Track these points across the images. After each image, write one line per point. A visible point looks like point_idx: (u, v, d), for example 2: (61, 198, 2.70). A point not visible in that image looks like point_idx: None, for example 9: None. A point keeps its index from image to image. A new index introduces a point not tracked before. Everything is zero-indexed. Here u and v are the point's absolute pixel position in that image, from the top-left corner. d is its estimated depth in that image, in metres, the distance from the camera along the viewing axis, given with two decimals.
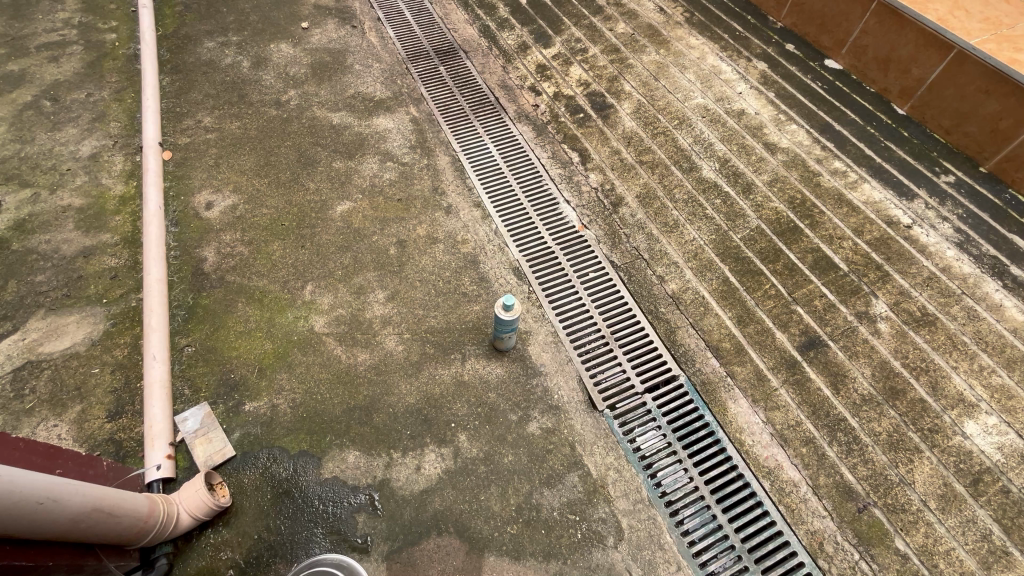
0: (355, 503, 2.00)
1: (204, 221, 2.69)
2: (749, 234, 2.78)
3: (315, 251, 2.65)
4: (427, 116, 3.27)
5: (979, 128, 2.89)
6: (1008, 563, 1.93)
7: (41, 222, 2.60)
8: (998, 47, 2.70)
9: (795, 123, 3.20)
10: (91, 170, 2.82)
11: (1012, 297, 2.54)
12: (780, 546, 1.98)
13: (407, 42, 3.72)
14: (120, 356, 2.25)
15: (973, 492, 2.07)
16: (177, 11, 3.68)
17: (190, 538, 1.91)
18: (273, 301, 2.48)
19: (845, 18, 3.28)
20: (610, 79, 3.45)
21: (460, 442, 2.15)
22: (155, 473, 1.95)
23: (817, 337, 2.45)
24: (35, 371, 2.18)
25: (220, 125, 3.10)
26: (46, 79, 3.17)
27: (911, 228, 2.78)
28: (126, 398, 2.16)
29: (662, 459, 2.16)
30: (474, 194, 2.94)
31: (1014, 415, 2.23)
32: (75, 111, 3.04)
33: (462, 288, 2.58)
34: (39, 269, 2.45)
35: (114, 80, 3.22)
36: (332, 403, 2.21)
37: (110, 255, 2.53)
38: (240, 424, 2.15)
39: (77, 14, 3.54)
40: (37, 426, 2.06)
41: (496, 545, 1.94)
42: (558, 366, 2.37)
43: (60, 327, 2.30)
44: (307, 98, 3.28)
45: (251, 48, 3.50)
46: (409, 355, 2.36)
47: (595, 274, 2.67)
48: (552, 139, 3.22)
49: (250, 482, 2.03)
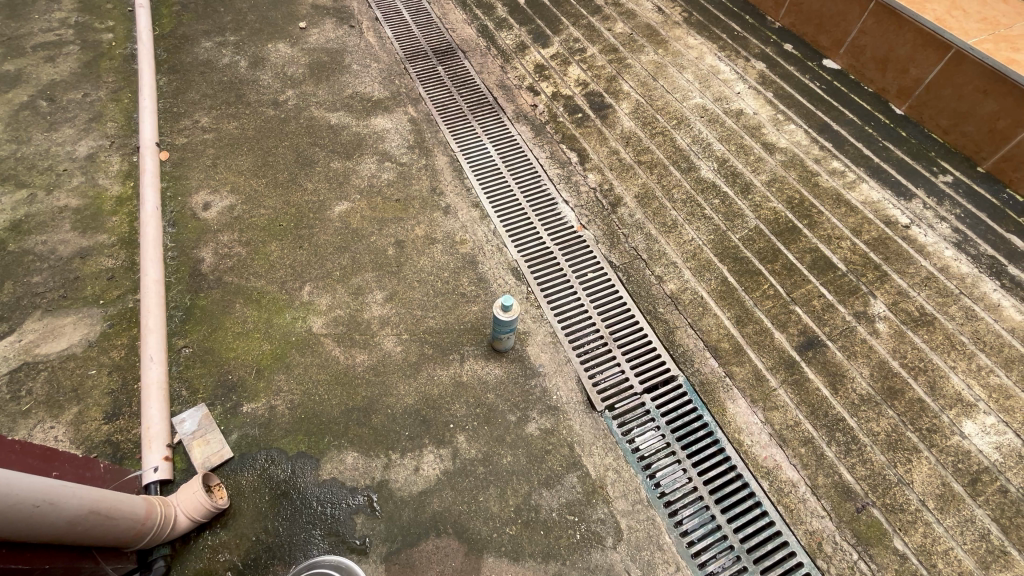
0: (354, 504, 2.00)
1: (201, 222, 2.68)
2: (748, 234, 2.78)
3: (313, 251, 2.64)
4: (426, 116, 3.27)
5: (977, 128, 2.89)
6: (1006, 562, 1.93)
7: (38, 222, 2.59)
8: (997, 46, 2.70)
9: (793, 123, 3.20)
10: (88, 171, 2.81)
11: (1010, 297, 2.55)
12: (779, 546, 1.98)
13: (405, 42, 3.71)
14: (117, 358, 2.24)
15: (971, 492, 2.07)
16: (175, 11, 3.67)
17: (188, 540, 1.90)
18: (271, 302, 2.47)
19: (843, 18, 3.28)
20: (609, 79, 3.45)
21: (458, 442, 2.15)
22: (152, 475, 1.94)
23: (815, 337, 2.45)
24: (31, 372, 2.17)
25: (218, 125, 3.09)
26: (43, 79, 3.16)
27: (909, 228, 2.78)
28: (124, 399, 2.15)
29: (661, 459, 2.16)
30: (472, 194, 2.94)
31: (1012, 414, 2.23)
32: (72, 111, 3.03)
33: (461, 288, 2.58)
34: (35, 270, 2.44)
35: (111, 81, 3.20)
36: (330, 404, 2.21)
37: (107, 255, 2.52)
38: (238, 425, 2.14)
39: (74, 14, 3.53)
40: (34, 427, 2.05)
41: (495, 546, 1.94)
42: (557, 367, 2.37)
43: (57, 328, 2.29)
44: (305, 98, 3.27)
45: (249, 48, 3.49)
46: (408, 356, 2.35)
47: (593, 274, 2.66)
48: (551, 139, 3.21)
49: (248, 484, 2.02)
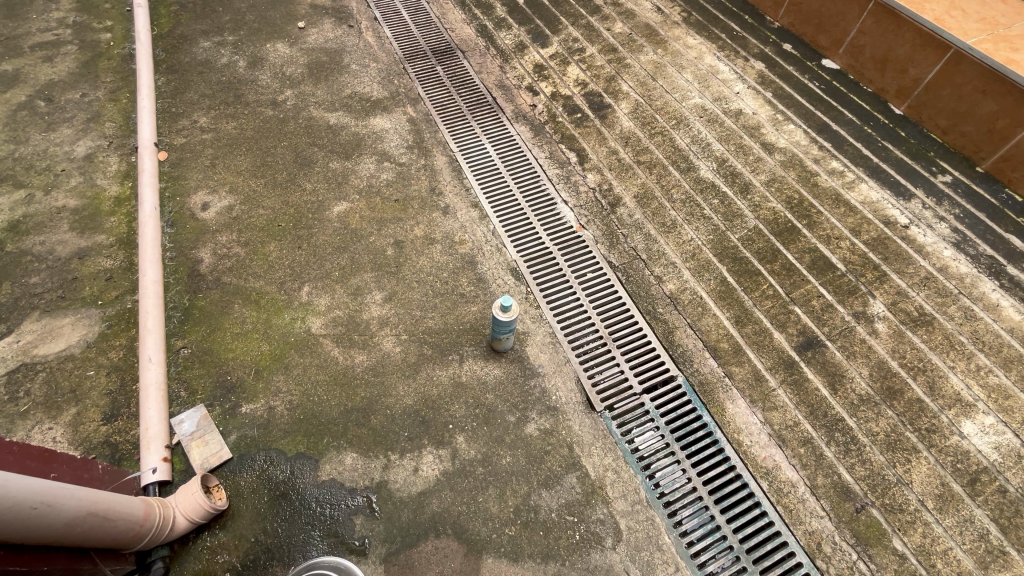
0: (352, 505, 2.00)
1: (200, 222, 2.68)
2: (747, 234, 2.78)
3: (312, 252, 2.64)
4: (425, 117, 3.26)
5: (976, 128, 2.89)
6: (1005, 562, 1.93)
7: (36, 223, 2.58)
8: (995, 46, 2.70)
9: (792, 123, 3.20)
10: (86, 171, 2.80)
11: (1009, 297, 2.55)
12: (779, 546, 1.98)
13: (404, 42, 3.70)
14: (115, 359, 2.24)
15: (970, 492, 2.07)
16: (173, 11, 3.66)
17: (186, 542, 1.90)
18: (269, 302, 2.47)
19: (842, 18, 3.28)
20: (608, 79, 3.45)
21: (458, 443, 2.15)
22: (150, 477, 1.93)
23: (814, 337, 2.45)
24: (29, 373, 2.16)
25: (216, 125, 3.09)
26: (40, 79, 3.15)
27: (908, 228, 2.78)
28: (122, 400, 2.15)
29: (661, 460, 2.16)
30: (471, 194, 2.94)
31: (1011, 414, 2.24)
32: (70, 111, 3.02)
33: (460, 289, 2.57)
34: (33, 270, 2.43)
35: (109, 81, 3.20)
36: (329, 405, 2.21)
37: (105, 256, 2.51)
38: (237, 426, 2.14)
39: (71, 14, 3.52)
40: (32, 428, 2.04)
41: (494, 547, 1.94)
42: (556, 367, 2.37)
43: (55, 329, 2.28)
44: (304, 98, 3.26)
45: (247, 48, 3.49)
46: (407, 357, 2.35)
47: (592, 274, 2.66)
48: (550, 139, 3.21)
49: (247, 485, 2.02)
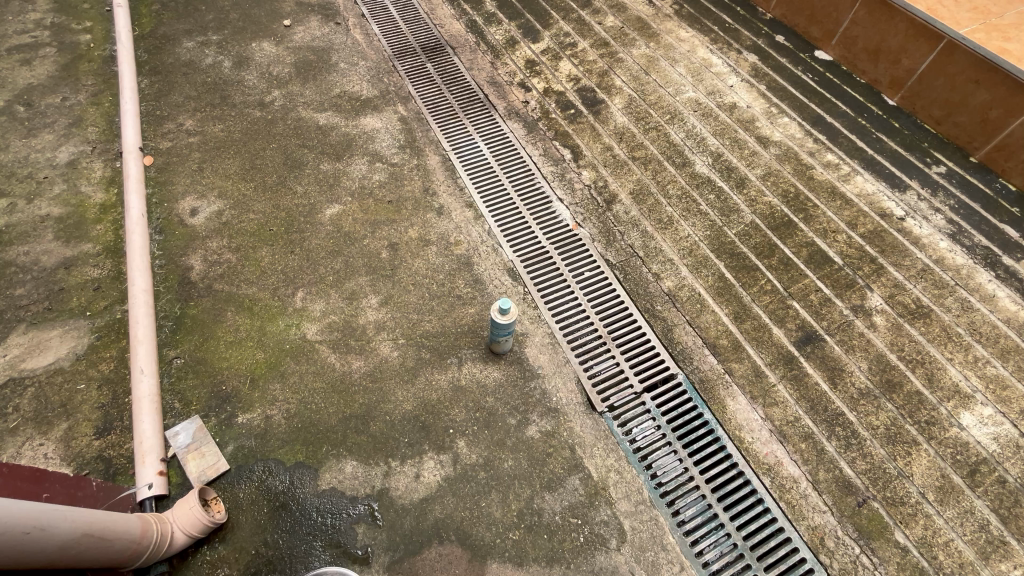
0: (354, 514, 1.97)
1: (189, 229, 2.62)
2: (744, 229, 2.76)
3: (305, 257, 2.60)
4: (416, 115, 3.21)
5: (969, 119, 2.90)
6: (1005, 552, 1.95)
7: (19, 233, 2.51)
8: (988, 36, 2.70)
9: (787, 116, 3.19)
10: (69, 178, 2.73)
11: (1004, 287, 2.56)
12: (783, 543, 1.98)
13: (393, 39, 3.64)
14: (106, 371, 2.19)
15: (971, 482, 2.09)
16: (154, 10, 3.57)
17: (185, 556, 1.87)
18: (263, 310, 2.42)
19: (834, 9, 3.27)
20: (600, 73, 3.41)
21: (459, 448, 2.13)
22: (146, 491, 1.90)
23: (813, 332, 2.45)
24: (17, 388, 2.11)
25: (202, 127, 3.02)
26: (20, 83, 3.06)
27: (903, 220, 2.78)
28: (114, 414, 2.10)
29: (661, 457, 2.15)
30: (466, 194, 2.90)
31: (1009, 405, 2.25)
32: (51, 117, 2.94)
33: (456, 291, 2.54)
34: (19, 282, 2.37)
35: (90, 84, 3.11)
36: (327, 413, 2.17)
37: (92, 265, 2.46)
38: (233, 437, 2.10)
39: (49, 15, 3.42)
40: (22, 445, 1.99)
41: (498, 552, 1.92)
42: (557, 368, 2.35)
43: (43, 342, 2.23)
44: (291, 98, 3.20)
45: (232, 48, 3.41)
46: (405, 361, 2.32)
47: (590, 273, 2.64)
48: (544, 136, 3.17)
49: (246, 497, 1.98)
